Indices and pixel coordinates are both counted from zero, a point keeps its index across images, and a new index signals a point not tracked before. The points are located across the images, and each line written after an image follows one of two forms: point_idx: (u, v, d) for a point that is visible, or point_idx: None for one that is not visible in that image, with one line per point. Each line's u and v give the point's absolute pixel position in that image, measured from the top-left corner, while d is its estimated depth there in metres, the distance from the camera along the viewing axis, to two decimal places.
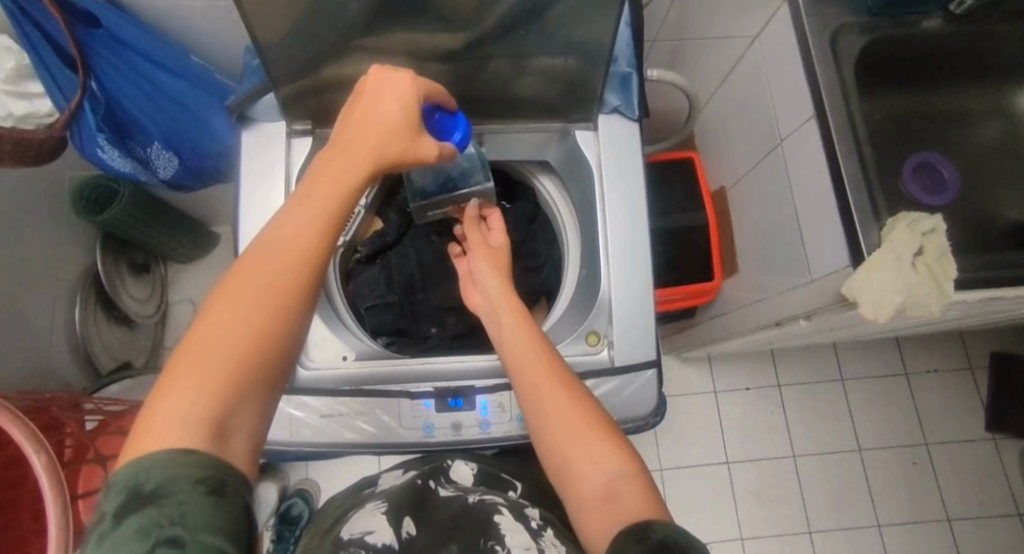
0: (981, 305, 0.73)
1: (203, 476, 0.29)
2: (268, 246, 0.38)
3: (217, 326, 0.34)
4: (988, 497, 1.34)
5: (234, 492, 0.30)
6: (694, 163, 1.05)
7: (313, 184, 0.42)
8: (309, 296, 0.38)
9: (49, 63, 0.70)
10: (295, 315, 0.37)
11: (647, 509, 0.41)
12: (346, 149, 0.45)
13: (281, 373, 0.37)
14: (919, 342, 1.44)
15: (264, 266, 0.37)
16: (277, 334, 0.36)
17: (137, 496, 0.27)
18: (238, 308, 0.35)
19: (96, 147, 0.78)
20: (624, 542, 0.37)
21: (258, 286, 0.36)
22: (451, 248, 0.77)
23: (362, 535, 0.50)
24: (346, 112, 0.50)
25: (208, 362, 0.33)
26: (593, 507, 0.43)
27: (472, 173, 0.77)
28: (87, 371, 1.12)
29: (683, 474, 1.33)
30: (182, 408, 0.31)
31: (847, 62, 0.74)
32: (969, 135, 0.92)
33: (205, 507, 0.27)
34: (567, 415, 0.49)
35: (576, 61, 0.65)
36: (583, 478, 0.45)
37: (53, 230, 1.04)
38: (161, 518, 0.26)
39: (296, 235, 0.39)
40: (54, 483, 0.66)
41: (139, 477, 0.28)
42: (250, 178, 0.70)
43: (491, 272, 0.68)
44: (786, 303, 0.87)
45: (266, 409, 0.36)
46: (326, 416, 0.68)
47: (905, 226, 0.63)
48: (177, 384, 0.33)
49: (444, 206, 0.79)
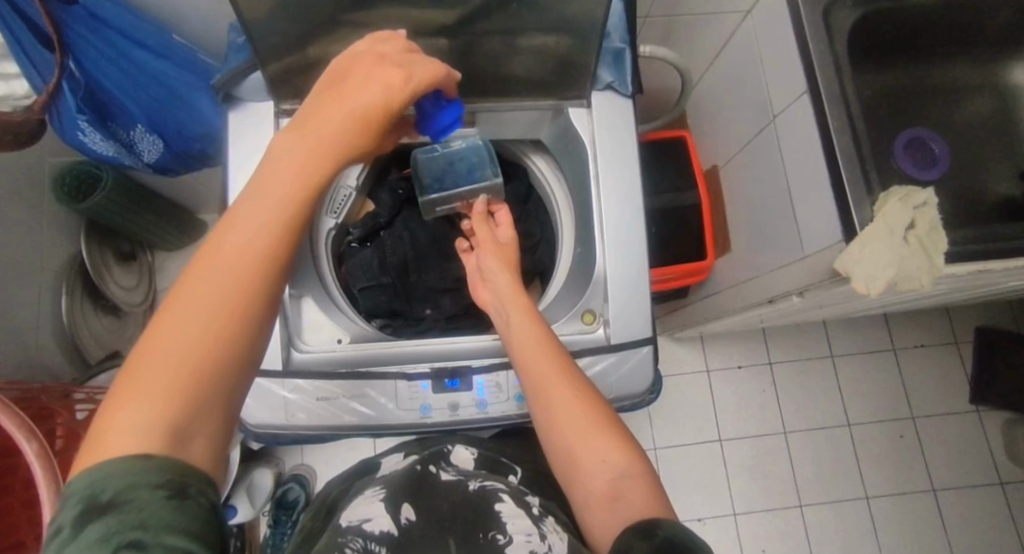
0: (968, 278, 0.74)
1: (163, 481, 0.29)
2: (222, 242, 0.36)
3: (171, 333, 0.33)
4: (972, 467, 1.37)
5: (197, 494, 0.30)
6: (687, 142, 1.04)
7: (274, 173, 0.39)
8: (269, 295, 0.37)
9: (24, 41, 0.67)
10: (257, 318, 0.36)
11: (652, 506, 0.43)
12: (311, 132, 0.42)
13: (245, 373, 0.36)
14: (907, 318, 1.46)
15: (222, 266, 0.35)
16: (237, 335, 0.35)
17: (96, 505, 0.28)
18: (194, 314, 0.34)
19: (77, 129, 0.76)
20: (630, 538, 0.39)
21: (215, 288, 0.35)
22: (459, 242, 0.75)
23: (360, 523, 0.50)
24: (323, 90, 0.47)
25: (163, 370, 0.33)
26: (600, 503, 0.45)
27: (481, 168, 0.75)
28: (75, 361, 1.11)
29: (677, 451, 1.34)
30: (137, 416, 0.31)
31: (839, 36, 0.73)
32: (955, 111, 0.92)
33: (168, 512, 0.28)
34: (572, 408, 0.50)
35: (567, 38, 0.65)
36: (590, 473, 0.47)
37: (35, 217, 1.02)
38: (121, 524, 0.27)
39: (253, 230, 0.37)
40: (47, 469, 0.65)
41: (97, 486, 0.28)
42: (238, 159, 0.69)
43: (502, 268, 0.66)
44: (777, 279, 0.88)
45: (231, 408, 0.36)
46: (320, 399, 0.68)
47: (897, 200, 0.63)
48: (133, 391, 0.32)
49: (452, 202, 0.78)
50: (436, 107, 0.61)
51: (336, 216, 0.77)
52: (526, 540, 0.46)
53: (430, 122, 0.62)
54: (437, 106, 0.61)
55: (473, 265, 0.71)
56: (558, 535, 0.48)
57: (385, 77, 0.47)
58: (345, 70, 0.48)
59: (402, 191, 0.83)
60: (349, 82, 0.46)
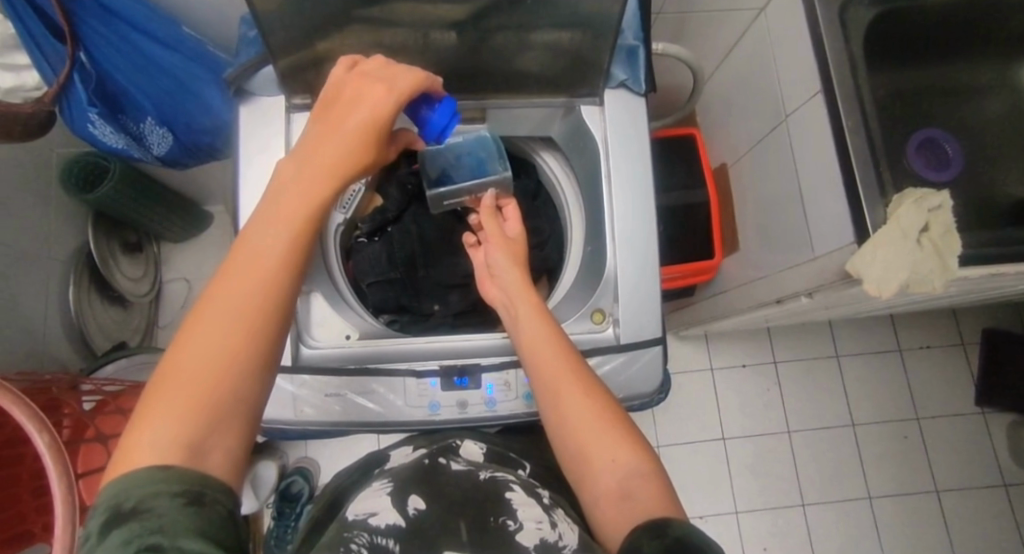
0: (980, 281, 0.74)
1: (181, 490, 0.29)
2: (233, 263, 0.37)
3: (187, 354, 0.34)
4: (975, 469, 1.37)
5: (213, 502, 0.31)
6: (697, 140, 1.04)
7: (277, 198, 0.41)
8: (283, 309, 0.38)
9: (35, 32, 0.66)
10: (270, 332, 0.36)
11: (662, 505, 0.43)
12: (309, 159, 0.43)
13: (263, 387, 0.36)
14: (913, 319, 1.45)
15: (233, 285, 0.36)
16: (251, 348, 0.35)
17: (117, 514, 0.28)
18: (209, 332, 0.35)
19: (87, 121, 0.76)
20: (641, 536, 0.39)
21: (229, 306, 0.35)
22: (467, 237, 0.74)
23: (366, 517, 0.49)
24: (317, 118, 0.48)
25: (181, 386, 0.33)
26: (610, 501, 0.45)
27: (489, 163, 0.75)
28: (82, 350, 1.11)
29: (681, 449, 1.35)
30: (158, 429, 0.32)
31: (854, 35, 0.72)
32: (968, 111, 0.92)
33: (186, 518, 0.28)
34: (580, 406, 0.50)
35: (582, 34, 0.64)
36: (598, 473, 0.47)
37: (42, 207, 1.02)
38: (143, 529, 0.27)
39: (261, 249, 0.38)
40: (59, 460, 0.65)
41: (121, 495, 0.29)
42: (248, 152, 0.68)
43: (511, 264, 0.66)
44: (787, 279, 0.87)
45: (252, 422, 0.36)
46: (329, 395, 0.68)
47: (912, 202, 0.62)
48: (156, 407, 0.33)
49: (460, 195, 0.78)
50: (430, 110, 0.60)
51: (345, 212, 0.76)
52: (537, 528, 0.47)
53: (426, 126, 0.61)
54: (429, 108, 0.60)
55: (482, 260, 0.71)
56: (569, 525, 0.48)
57: (374, 96, 0.48)
58: (338, 93, 0.49)
59: (412, 184, 0.82)
60: (342, 106, 0.48)
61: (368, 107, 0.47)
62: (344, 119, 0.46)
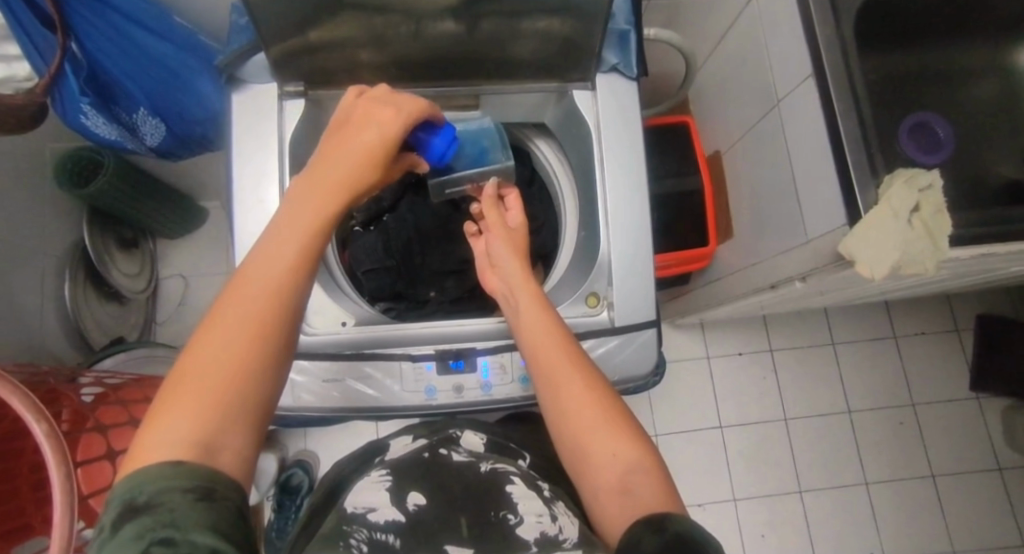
0: (973, 262, 0.74)
1: (192, 485, 0.30)
2: (247, 272, 0.38)
3: (202, 355, 0.35)
4: (970, 453, 1.38)
5: (223, 498, 0.31)
6: (690, 128, 1.04)
7: (289, 212, 0.42)
8: (292, 315, 0.39)
9: (25, 22, 0.66)
10: (280, 338, 0.38)
11: (664, 502, 0.43)
12: (320, 174, 0.45)
13: (272, 389, 0.37)
14: (908, 305, 1.46)
15: (248, 293, 0.37)
16: (261, 351, 0.36)
17: (132, 508, 0.28)
18: (223, 336, 0.36)
19: (79, 113, 0.76)
20: (640, 531, 0.39)
21: (243, 312, 0.37)
22: (468, 227, 0.74)
23: (365, 512, 0.48)
24: (329, 135, 0.50)
25: (196, 387, 0.34)
26: (611, 496, 0.45)
27: (491, 152, 0.74)
28: (79, 346, 1.11)
29: (679, 438, 1.35)
30: (173, 427, 0.32)
31: (845, 19, 0.73)
32: (958, 95, 0.92)
33: (197, 513, 0.28)
34: (585, 400, 0.50)
35: (573, 19, 0.64)
36: (601, 467, 0.47)
37: (36, 202, 1.01)
38: (154, 523, 0.27)
39: (274, 259, 0.39)
40: (57, 449, 0.65)
41: (134, 490, 0.29)
42: (240, 137, 0.69)
43: (514, 256, 0.66)
44: (783, 264, 0.87)
45: (261, 422, 0.37)
46: (326, 380, 0.69)
47: (902, 183, 0.63)
48: (170, 407, 0.34)
49: (462, 184, 0.77)
50: (432, 135, 0.60)
51: None
52: (537, 522, 0.47)
53: (427, 149, 0.61)
54: (430, 133, 0.60)
55: (484, 252, 0.71)
56: (570, 518, 0.48)
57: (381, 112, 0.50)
58: (346, 112, 0.52)
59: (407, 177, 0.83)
60: (350, 122, 0.50)
61: (374, 122, 0.49)
62: (351, 134, 0.48)
